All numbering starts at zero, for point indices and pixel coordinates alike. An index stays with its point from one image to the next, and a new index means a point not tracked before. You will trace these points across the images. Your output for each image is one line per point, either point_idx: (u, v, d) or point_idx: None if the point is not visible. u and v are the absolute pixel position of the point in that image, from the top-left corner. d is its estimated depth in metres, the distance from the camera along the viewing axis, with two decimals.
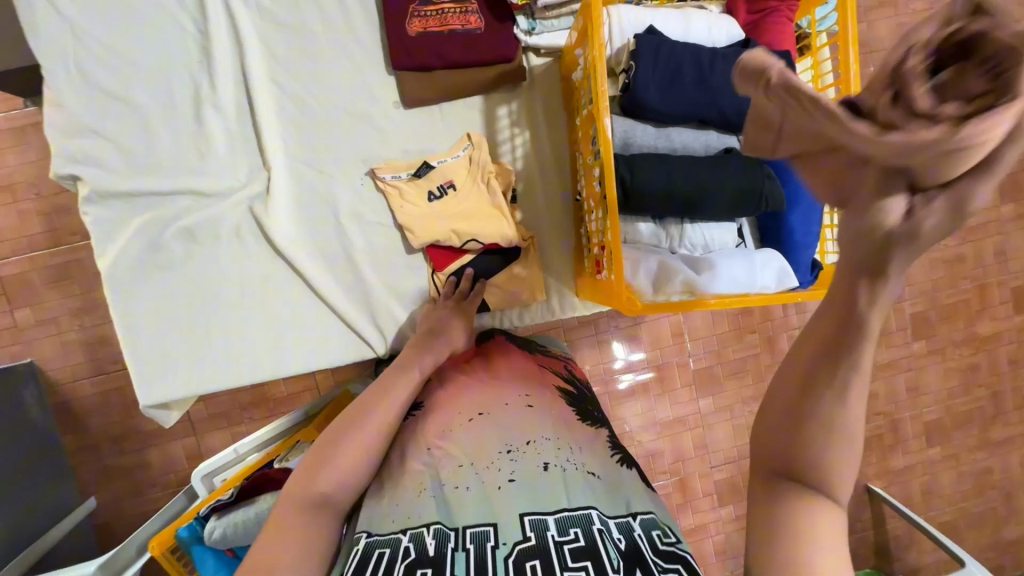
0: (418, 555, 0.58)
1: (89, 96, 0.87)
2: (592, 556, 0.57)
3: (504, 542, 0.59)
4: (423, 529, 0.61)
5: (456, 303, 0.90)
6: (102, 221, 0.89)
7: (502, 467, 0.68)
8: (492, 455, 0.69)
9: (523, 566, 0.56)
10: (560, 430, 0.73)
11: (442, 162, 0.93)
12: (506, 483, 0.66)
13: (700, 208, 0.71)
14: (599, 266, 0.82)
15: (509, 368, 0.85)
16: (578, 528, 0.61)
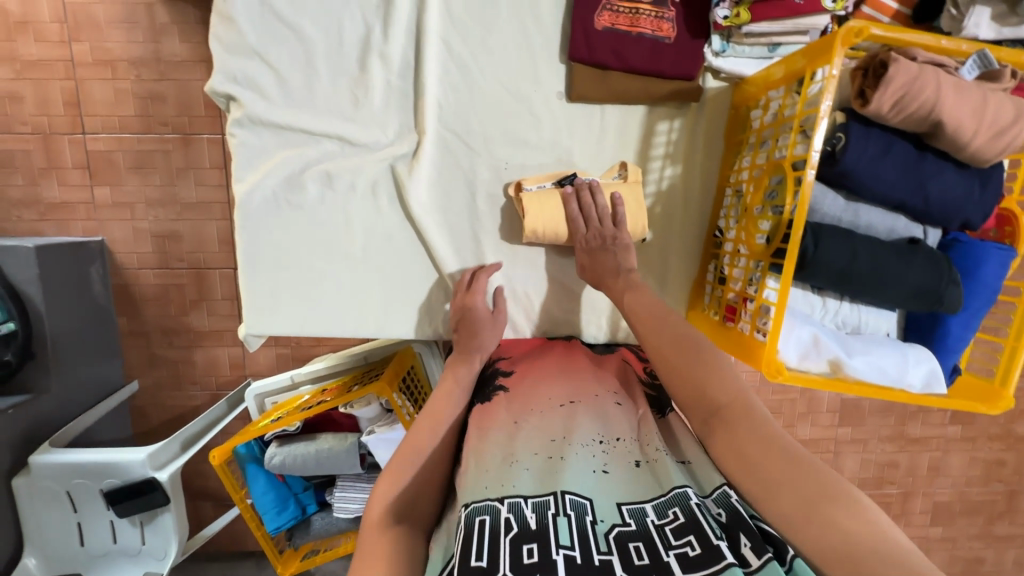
0: (520, 528, 0.56)
1: (257, 16, 0.84)
2: (695, 529, 0.55)
3: (602, 519, 0.58)
4: (519, 500, 0.60)
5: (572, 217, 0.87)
6: (246, 146, 0.87)
7: (596, 455, 0.67)
8: (585, 438, 0.69)
9: (626, 545, 0.55)
10: (646, 431, 0.72)
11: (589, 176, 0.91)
12: (601, 471, 0.65)
13: (872, 292, 0.70)
14: (736, 315, 0.82)
15: (588, 367, 0.86)
16: (677, 508, 0.59)
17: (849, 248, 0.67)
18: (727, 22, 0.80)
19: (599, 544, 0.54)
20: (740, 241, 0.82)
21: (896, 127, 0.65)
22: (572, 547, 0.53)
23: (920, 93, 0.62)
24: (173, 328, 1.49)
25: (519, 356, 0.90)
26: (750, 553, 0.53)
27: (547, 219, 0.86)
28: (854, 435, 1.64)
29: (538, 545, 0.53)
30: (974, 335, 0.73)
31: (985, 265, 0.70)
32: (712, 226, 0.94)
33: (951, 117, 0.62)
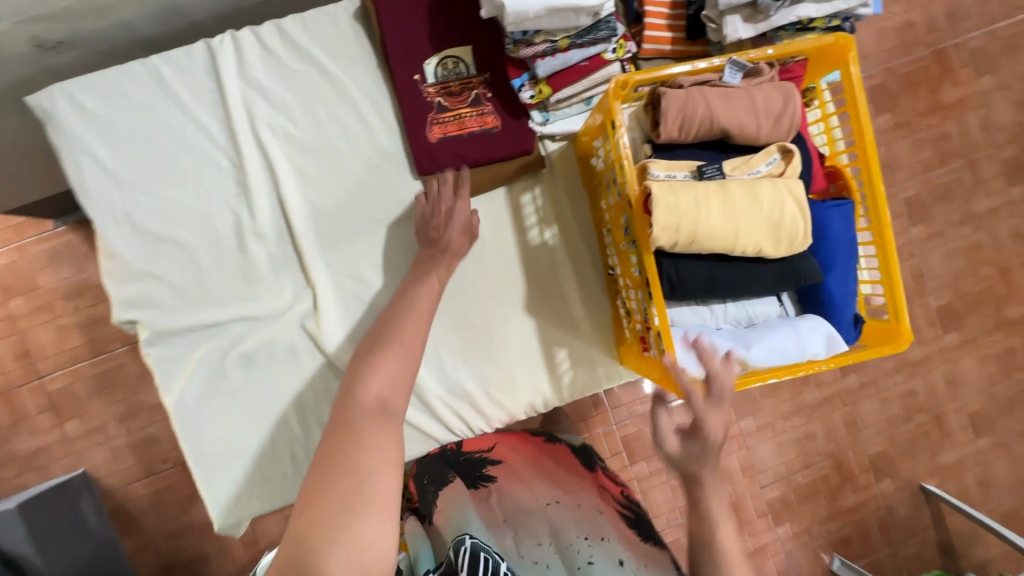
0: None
1: (137, 243, 0.92)
2: None
3: None
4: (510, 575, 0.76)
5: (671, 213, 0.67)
6: (163, 358, 0.92)
7: (579, 551, 0.84)
8: (572, 538, 0.86)
9: None
10: (619, 531, 0.87)
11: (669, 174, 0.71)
12: (585, 564, 0.83)
13: (744, 288, 0.73)
14: (647, 343, 0.86)
15: (575, 471, 0.98)
16: None
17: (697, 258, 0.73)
18: (536, 99, 0.90)
19: None
20: (624, 277, 0.87)
21: (694, 141, 0.72)
22: None
23: (694, 112, 0.69)
24: (178, 530, 1.47)
25: (508, 451, 1.01)
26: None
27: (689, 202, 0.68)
28: (862, 380, 1.63)
29: None
30: (854, 285, 0.76)
31: (829, 223, 0.75)
32: (605, 265, 1.00)
33: (731, 123, 0.69)
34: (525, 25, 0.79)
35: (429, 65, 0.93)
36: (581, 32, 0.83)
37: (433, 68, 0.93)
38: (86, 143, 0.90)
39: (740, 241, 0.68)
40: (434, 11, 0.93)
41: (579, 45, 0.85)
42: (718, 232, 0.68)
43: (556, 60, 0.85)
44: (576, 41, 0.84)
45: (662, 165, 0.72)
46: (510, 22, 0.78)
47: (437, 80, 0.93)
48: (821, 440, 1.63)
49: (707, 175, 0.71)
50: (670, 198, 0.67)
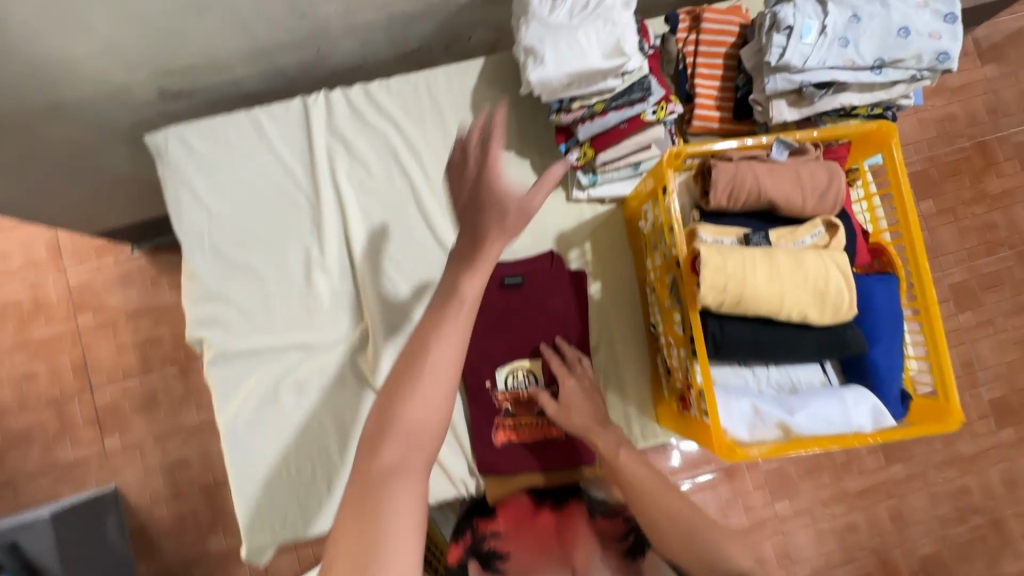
0: None
1: (217, 269, 1.01)
2: None
3: None
4: None
5: (720, 270, 0.71)
6: (224, 378, 0.99)
7: None
8: None
9: None
10: None
11: (714, 238, 0.75)
12: None
13: (787, 353, 0.75)
14: (687, 402, 0.86)
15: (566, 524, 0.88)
16: None
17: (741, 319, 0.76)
18: (581, 161, 0.97)
19: None
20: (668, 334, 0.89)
21: (741, 209, 0.76)
22: None
23: (742, 182, 0.74)
24: (193, 560, 1.46)
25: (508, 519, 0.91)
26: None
27: (732, 262, 0.71)
28: (909, 472, 1.54)
29: None
30: (902, 360, 0.76)
31: (874, 298, 0.77)
32: (647, 323, 1.02)
33: (779, 195, 0.74)
34: (555, 93, 0.91)
35: (501, 372, 0.98)
36: (615, 96, 0.92)
37: (504, 376, 0.98)
38: (189, 180, 1.02)
39: (786, 305, 0.71)
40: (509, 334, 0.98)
41: (614, 107, 0.93)
42: (764, 295, 0.71)
43: (594, 123, 0.94)
44: (610, 104, 0.93)
45: (710, 230, 0.76)
46: (540, 91, 0.91)
47: (506, 387, 0.98)
48: (863, 533, 1.52)
49: (754, 241, 0.75)
50: (718, 261, 0.71)
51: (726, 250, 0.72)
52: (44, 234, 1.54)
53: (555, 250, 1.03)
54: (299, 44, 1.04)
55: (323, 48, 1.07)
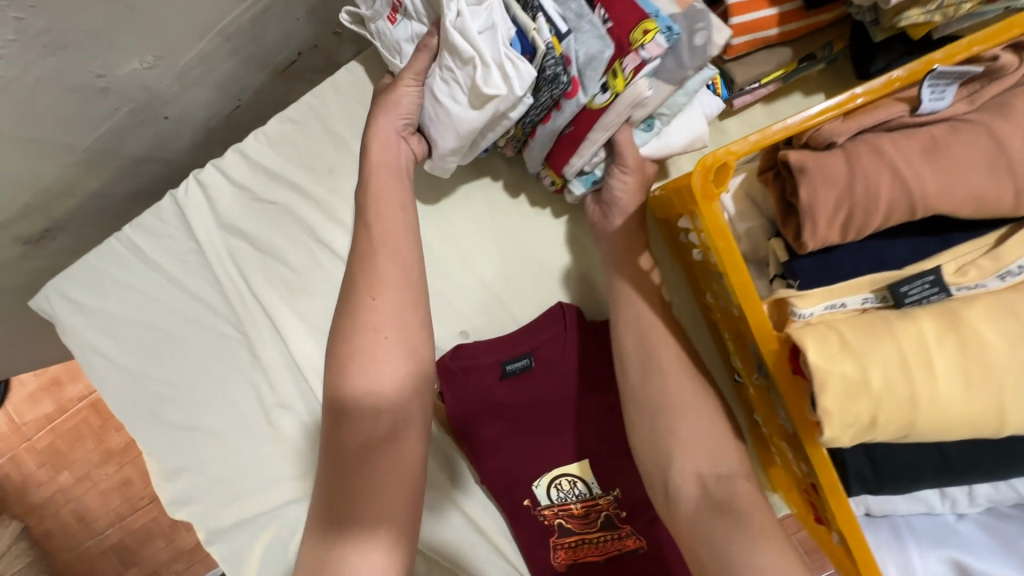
0: None
1: (167, 436, 0.81)
2: None
3: None
4: None
5: (854, 386, 0.36)
6: (227, 556, 0.82)
7: None
8: None
9: None
10: None
11: (827, 308, 0.40)
12: None
13: (1013, 472, 0.41)
14: (820, 517, 0.55)
15: None
16: None
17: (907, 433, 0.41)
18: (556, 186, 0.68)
19: None
20: (767, 414, 0.56)
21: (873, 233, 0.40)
22: None
23: (872, 188, 0.36)
24: None
25: None
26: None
27: (876, 366, 0.36)
28: None
29: None
30: None
31: None
32: (727, 366, 0.69)
33: (956, 203, 0.36)
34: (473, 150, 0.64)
35: (540, 485, 0.70)
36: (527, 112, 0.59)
37: (546, 489, 0.70)
38: (93, 341, 0.80)
39: (1008, 423, 0.36)
40: (536, 437, 0.70)
41: (538, 121, 0.60)
42: (959, 413, 0.35)
43: (536, 146, 0.63)
44: (528, 122, 0.61)
45: (816, 295, 0.40)
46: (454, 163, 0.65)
47: (553, 501, 0.70)
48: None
49: (911, 296, 0.39)
50: (850, 373, 0.36)
51: (859, 337, 0.37)
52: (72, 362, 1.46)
53: (565, 301, 0.73)
54: (136, 122, 0.73)
55: (172, 111, 0.75)
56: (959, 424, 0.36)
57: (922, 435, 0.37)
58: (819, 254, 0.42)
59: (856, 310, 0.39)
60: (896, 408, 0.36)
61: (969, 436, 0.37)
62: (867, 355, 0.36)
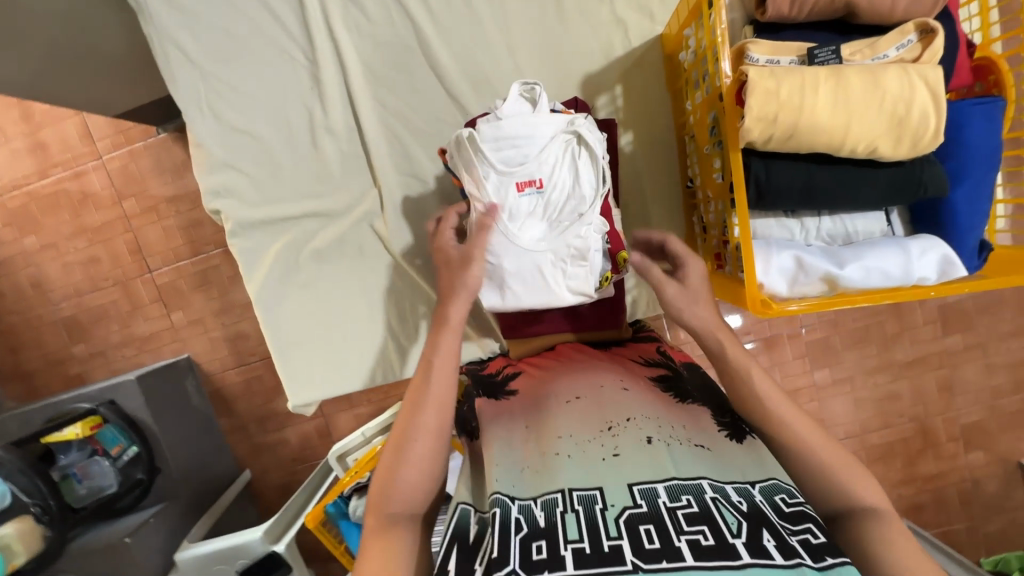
0: (530, 527, 0.54)
1: (221, 135, 0.95)
2: (708, 520, 0.51)
3: (612, 504, 0.54)
4: (531, 502, 0.57)
5: (772, 96, 0.58)
6: (247, 250, 0.98)
7: (604, 442, 0.61)
8: (591, 431, 0.62)
9: (637, 529, 0.51)
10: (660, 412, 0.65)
11: (768, 59, 0.61)
12: (611, 457, 0.59)
13: (843, 200, 0.65)
14: (721, 260, 0.80)
15: (591, 357, 0.77)
16: (690, 495, 0.54)
17: (792, 159, 0.64)
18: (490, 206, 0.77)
19: (608, 530, 0.51)
20: (706, 185, 0.79)
21: (807, 18, 0.61)
22: (580, 539, 0.51)
23: None
24: (264, 416, 1.51)
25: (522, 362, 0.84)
26: (775, 550, 0.48)
27: (787, 86, 0.58)
28: (967, 343, 1.29)
29: (547, 543, 0.51)
30: (989, 204, 0.64)
31: (968, 128, 0.63)
32: (683, 178, 0.92)
33: None
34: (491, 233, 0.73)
35: None
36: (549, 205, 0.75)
37: None
38: (170, 29, 0.89)
39: (850, 138, 0.59)
40: None
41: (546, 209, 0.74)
42: (826, 124, 0.58)
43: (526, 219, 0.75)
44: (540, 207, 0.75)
45: (763, 49, 0.62)
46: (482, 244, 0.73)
47: None
48: (914, 390, 1.33)
49: (819, 59, 0.61)
50: (770, 86, 0.58)
51: (782, 72, 0.59)
52: (72, 120, 1.42)
53: (581, 96, 0.91)
54: None
55: None
56: (822, 134, 0.59)
57: (800, 142, 0.60)
58: (772, 32, 0.64)
59: (786, 63, 0.61)
60: (791, 113, 0.58)
61: (826, 147, 0.60)
62: (783, 81, 0.58)
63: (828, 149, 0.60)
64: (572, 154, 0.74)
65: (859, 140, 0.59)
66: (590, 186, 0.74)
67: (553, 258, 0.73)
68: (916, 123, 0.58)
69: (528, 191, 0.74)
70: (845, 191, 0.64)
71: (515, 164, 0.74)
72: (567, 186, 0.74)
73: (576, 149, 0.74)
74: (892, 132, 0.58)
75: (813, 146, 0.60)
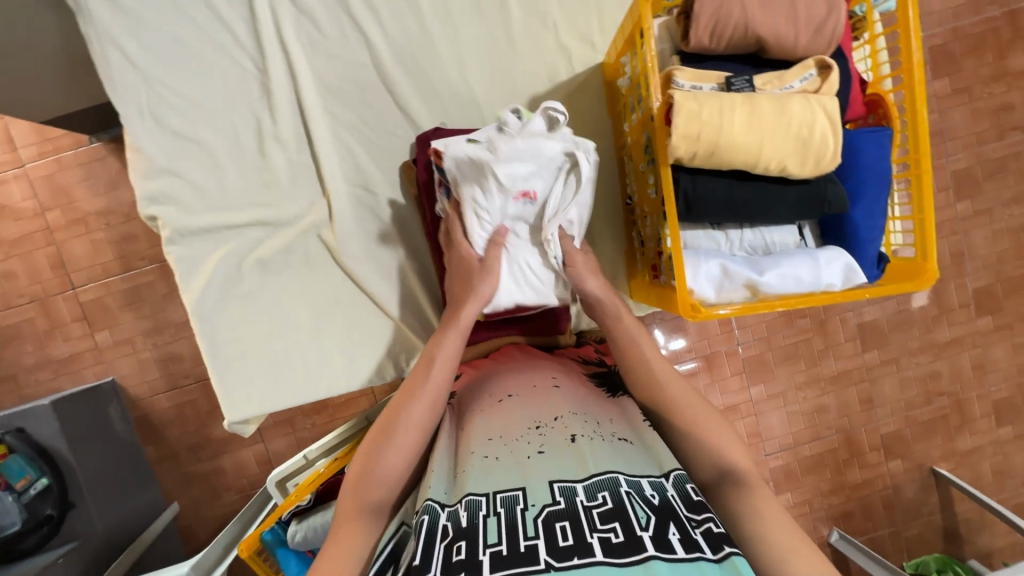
0: (452, 529, 0.53)
1: (163, 140, 0.93)
2: (620, 516, 0.51)
3: (532, 504, 0.53)
4: (456, 504, 0.55)
5: (694, 117, 0.64)
6: (184, 258, 0.95)
7: (530, 441, 0.61)
8: (520, 429, 0.62)
9: (551, 526, 0.51)
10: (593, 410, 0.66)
11: (692, 85, 0.68)
12: (535, 454, 0.59)
13: (761, 214, 0.71)
14: (657, 270, 0.85)
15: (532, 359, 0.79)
16: (606, 492, 0.54)
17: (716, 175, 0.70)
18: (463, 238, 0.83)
19: (526, 530, 0.51)
20: (642, 200, 0.85)
21: (725, 51, 0.68)
22: (498, 542, 0.50)
23: (728, 14, 0.64)
24: (197, 442, 1.41)
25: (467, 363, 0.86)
26: (679, 543, 0.49)
27: (708, 109, 0.64)
28: (883, 358, 1.40)
29: (465, 543, 0.50)
30: (884, 219, 0.73)
31: (863, 153, 0.72)
32: (623, 196, 0.98)
33: (767, 30, 0.65)
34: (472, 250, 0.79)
35: None
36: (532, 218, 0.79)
37: None
38: (113, 34, 0.88)
39: (763, 157, 0.65)
40: None
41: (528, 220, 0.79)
42: (742, 143, 0.64)
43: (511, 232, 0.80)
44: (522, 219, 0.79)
45: (688, 75, 0.68)
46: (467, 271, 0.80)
47: None
48: (839, 401, 1.42)
49: (735, 87, 0.68)
50: (692, 108, 0.64)
51: (703, 96, 0.65)
52: None
53: None
54: None
55: None
56: (739, 152, 0.65)
57: (722, 159, 0.66)
58: (696, 61, 0.70)
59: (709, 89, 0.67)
60: (711, 132, 0.64)
61: (745, 164, 0.66)
62: (704, 104, 0.64)
63: (745, 167, 0.67)
64: (562, 174, 0.76)
65: (771, 159, 0.66)
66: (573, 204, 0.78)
67: (541, 261, 0.81)
68: (817, 144, 0.65)
69: (522, 202, 0.77)
70: (762, 205, 0.70)
71: (517, 176, 0.75)
72: (555, 205, 0.77)
73: (568, 169, 0.77)
74: (799, 152, 0.65)
75: (732, 164, 0.66)
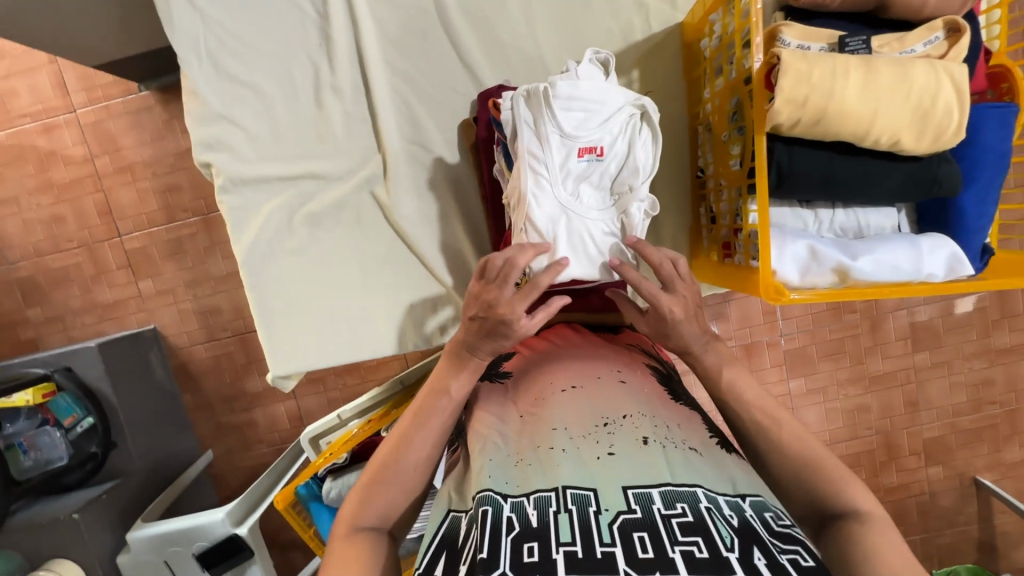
0: (521, 528, 0.50)
1: (219, 85, 0.90)
2: (703, 530, 0.49)
3: (606, 508, 0.51)
4: (523, 500, 0.53)
5: (804, 78, 0.57)
6: (236, 207, 0.93)
7: (599, 439, 0.58)
8: (587, 425, 0.59)
9: (630, 536, 0.48)
10: (660, 407, 0.63)
11: (800, 44, 0.61)
12: (605, 455, 0.56)
13: (861, 193, 0.65)
14: (731, 249, 0.80)
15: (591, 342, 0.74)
16: (685, 503, 0.52)
17: (814, 147, 0.64)
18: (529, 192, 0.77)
19: (601, 535, 0.49)
20: (721, 172, 0.79)
21: (839, 8, 0.62)
22: (572, 542, 0.48)
23: None
24: (232, 395, 1.43)
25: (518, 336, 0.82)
26: (766, 568, 0.46)
27: (819, 70, 0.58)
28: (939, 360, 1.33)
29: (538, 545, 0.48)
30: (996, 207, 0.66)
31: (983, 131, 0.65)
32: (692, 168, 0.92)
33: None
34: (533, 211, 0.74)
35: None
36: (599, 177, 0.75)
37: None
38: None
39: (875, 128, 0.59)
40: None
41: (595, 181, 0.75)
42: (853, 111, 0.58)
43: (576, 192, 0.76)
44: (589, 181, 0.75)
45: (796, 32, 0.62)
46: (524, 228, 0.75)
47: None
48: (884, 402, 1.36)
49: (849, 48, 0.61)
50: (802, 68, 0.57)
51: (814, 57, 0.58)
52: (45, 68, 1.33)
53: None
54: None
55: None
56: (848, 121, 0.59)
57: (828, 128, 0.60)
58: (804, 17, 0.64)
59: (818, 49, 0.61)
60: (821, 97, 0.58)
61: (852, 134, 0.60)
62: (815, 64, 0.58)
63: (851, 138, 0.60)
64: (633, 129, 0.74)
65: (882, 131, 0.59)
66: (644, 161, 0.74)
67: (605, 229, 0.75)
68: (939, 116, 0.59)
69: (587, 157, 0.74)
70: (863, 184, 0.64)
71: (582, 127, 0.73)
72: (623, 160, 0.74)
73: (640, 125, 0.74)
74: (917, 123, 0.59)
75: (838, 133, 0.60)
